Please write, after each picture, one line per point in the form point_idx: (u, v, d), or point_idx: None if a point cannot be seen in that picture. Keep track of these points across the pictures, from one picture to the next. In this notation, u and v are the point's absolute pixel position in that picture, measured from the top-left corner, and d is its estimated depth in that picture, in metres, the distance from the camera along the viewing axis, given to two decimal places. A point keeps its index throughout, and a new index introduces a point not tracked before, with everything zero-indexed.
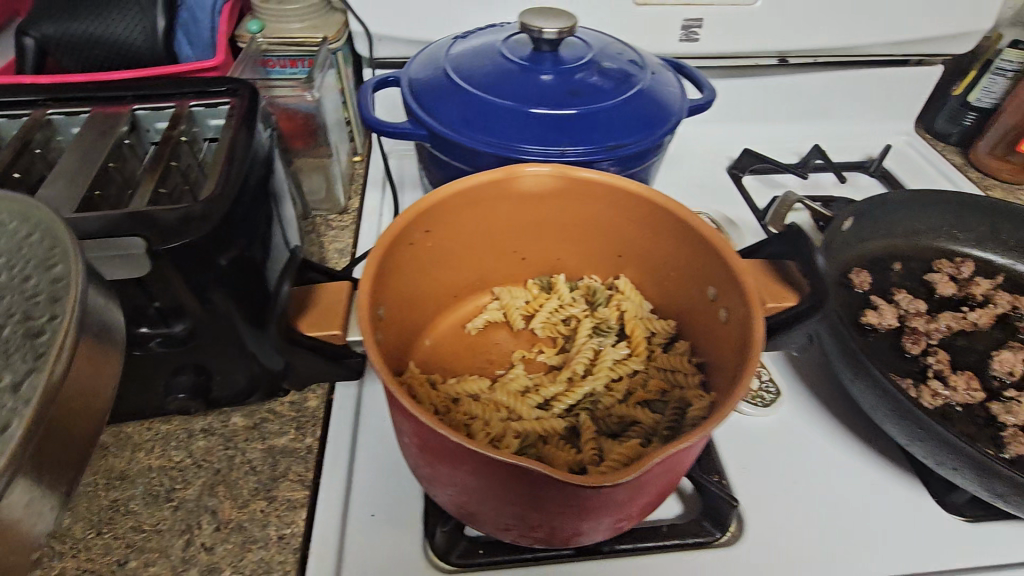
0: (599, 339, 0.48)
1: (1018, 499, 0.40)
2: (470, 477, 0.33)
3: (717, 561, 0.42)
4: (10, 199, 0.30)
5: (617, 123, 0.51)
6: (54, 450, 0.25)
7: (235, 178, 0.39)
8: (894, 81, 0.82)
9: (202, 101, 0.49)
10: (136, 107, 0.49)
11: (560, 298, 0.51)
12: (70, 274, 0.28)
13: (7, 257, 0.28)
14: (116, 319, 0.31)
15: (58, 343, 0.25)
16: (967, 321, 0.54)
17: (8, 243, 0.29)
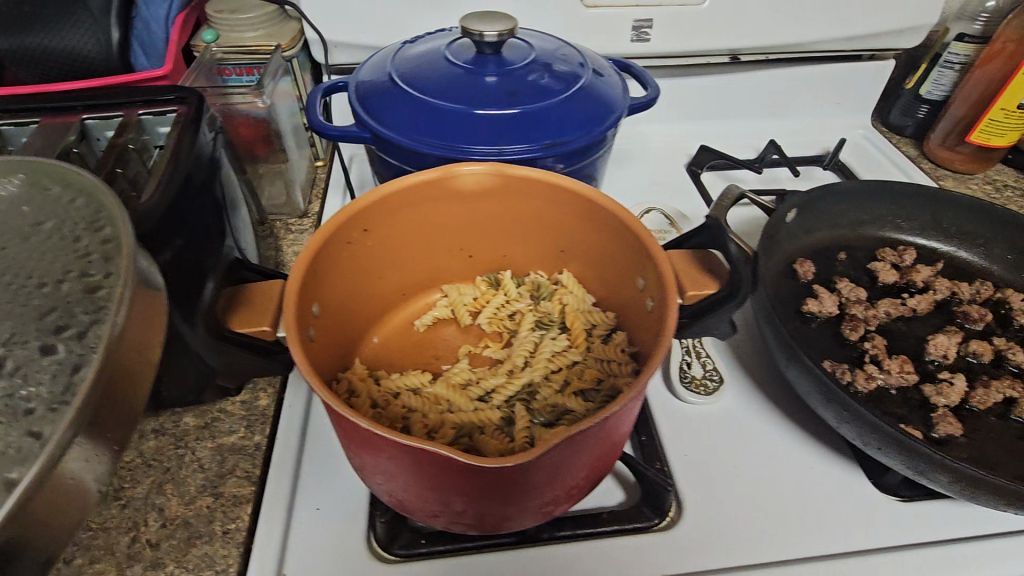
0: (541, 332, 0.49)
1: (938, 475, 0.41)
2: (393, 465, 0.34)
3: (655, 545, 0.43)
4: (61, 169, 0.33)
5: (557, 121, 0.52)
6: (118, 397, 0.27)
7: (174, 182, 0.39)
8: (847, 76, 0.83)
9: (150, 109, 0.50)
10: (84, 117, 0.50)
11: (506, 294, 0.52)
12: (118, 235, 0.31)
13: (61, 222, 0.32)
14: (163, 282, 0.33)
15: (115, 298, 0.28)
16: (906, 307, 0.55)
17: (60, 209, 0.32)
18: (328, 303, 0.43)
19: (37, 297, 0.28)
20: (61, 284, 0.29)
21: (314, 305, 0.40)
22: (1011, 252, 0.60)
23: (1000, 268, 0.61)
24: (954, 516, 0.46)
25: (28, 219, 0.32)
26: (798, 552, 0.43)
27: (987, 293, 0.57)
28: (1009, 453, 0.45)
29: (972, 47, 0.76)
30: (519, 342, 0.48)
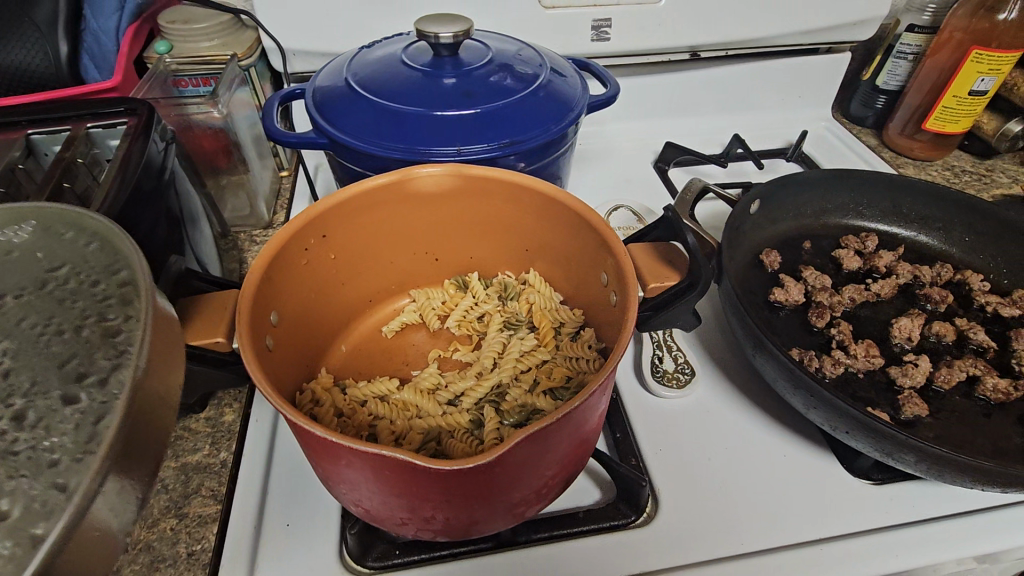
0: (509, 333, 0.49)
1: (905, 456, 0.42)
2: (355, 474, 0.33)
3: (632, 542, 0.43)
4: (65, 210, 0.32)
5: (516, 120, 0.52)
6: (145, 437, 0.25)
7: (119, 196, 0.38)
8: (805, 69, 0.85)
9: (100, 122, 0.48)
10: (30, 132, 0.48)
11: (474, 296, 0.52)
12: (136, 277, 0.30)
13: (71, 266, 0.31)
14: None
15: (136, 339, 0.28)
16: (869, 292, 0.56)
17: (68, 251, 0.31)
18: (288, 311, 0.42)
19: (57, 343, 0.28)
20: (80, 330, 0.28)
21: (272, 314, 0.39)
22: (969, 234, 0.61)
23: (960, 250, 0.62)
24: (926, 496, 0.46)
25: (43, 265, 0.31)
26: (775, 540, 0.43)
27: (947, 275, 0.58)
28: (975, 431, 0.46)
29: (923, 37, 0.78)
30: (488, 344, 0.48)
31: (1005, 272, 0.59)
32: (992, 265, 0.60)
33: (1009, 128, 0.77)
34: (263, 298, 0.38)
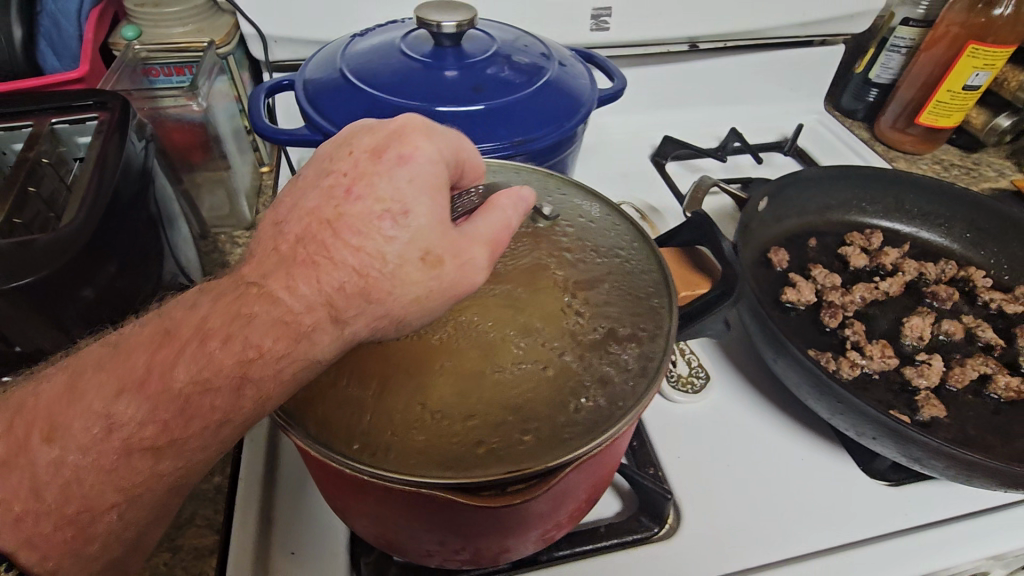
0: (534, 344, 0.30)
1: (933, 461, 0.41)
2: (377, 507, 0.31)
3: (657, 557, 0.41)
4: (411, 442, 0.27)
5: (525, 116, 0.49)
6: (381, 443, 0.27)
7: (386, 439, 0.27)
8: (800, 61, 0.84)
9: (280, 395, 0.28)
10: (54, 120, 0.44)
11: (493, 313, 0.31)
12: (383, 425, 0.27)
13: (396, 436, 0.27)
14: (381, 443, 0.27)
15: (377, 440, 0.27)
16: (879, 290, 0.55)
17: (393, 420, 0.27)
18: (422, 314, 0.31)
19: (410, 416, 0.28)
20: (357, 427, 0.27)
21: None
22: (969, 230, 0.62)
23: (962, 246, 0.62)
24: (944, 496, 0.46)
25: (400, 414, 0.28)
26: (800, 548, 0.42)
27: (952, 273, 0.58)
28: (989, 431, 0.46)
29: (917, 31, 0.78)
30: (508, 389, 0.29)
31: (1005, 269, 0.60)
32: (992, 261, 0.61)
33: (998, 123, 0.78)
34: (383, 393, 0.28)
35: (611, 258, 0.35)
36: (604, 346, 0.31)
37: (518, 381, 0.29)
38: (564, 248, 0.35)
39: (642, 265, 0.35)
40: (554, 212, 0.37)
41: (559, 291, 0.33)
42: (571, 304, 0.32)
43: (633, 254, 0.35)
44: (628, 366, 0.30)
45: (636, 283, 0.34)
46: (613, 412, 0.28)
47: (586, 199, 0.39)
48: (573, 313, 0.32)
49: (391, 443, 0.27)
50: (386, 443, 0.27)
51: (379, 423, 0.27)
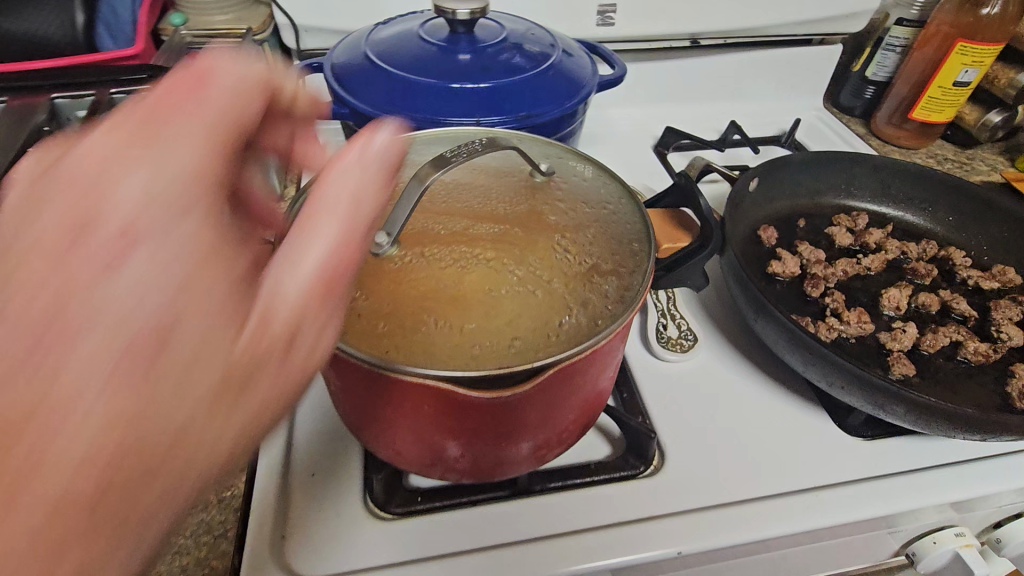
0: (527, 272, 0.35)
1: (894, 406, 0.44)
2: (388, 415, 0.36)
3: (640, 491, 0.45)
4: (420, 343, 0.31)
5: (529, 95, 0.54)
6: (393, 344, 0.31)
7: (398, 342, 0.31)
8: (799, 60, 0.88)
9: None
10: (113, 91, 0.50)
11: (493, 248, 0.36)
12: (394, 330, 0.32)
13: (407, 339, 0.32)
14: (393, 344, 0.31)
15: (389, 341, 0.31)
16: (861, 266, 0.59)
17: (404, 326, 0.32)
18: (429, 246, 0.36)
19: (421, 327, 0.32)
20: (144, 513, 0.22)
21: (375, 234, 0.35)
22: (950, 214, 0.65)
23: (944, 229, 0.65)
24: (918, 450, 0.49)
25: (410, 323, 0.32)
26: (775, 487, 0.46)
27: (932, 252, 0.61)
28: (958, 390, 0.49)
29: (911, 30, 0.81)
30: (504, 305, 0.33)
31: (984, 250, 0.63)
32: (973, 243, 0.64)
33: (989, 119, 0.81)
34: (396, 305, 0.33)
35: (599, 208, 0.40)
36: (588, 278, 0.35)
37: (512, 299, 0.34)
38: (559, 200, 0.40)
39: (626, 216, 0.39)
40: (551, 169, 0.42)
41: (552, 232, 0.37)
42: (561, 243, 0.37)
43: (619, 207, 0.40)
44: (608, 294, 0.34)
45: (620, 230, 0.38)
46: (591, 327, 0.32)
47: (580, 162, 0.43)
48: (562, 250, 0.36)
49: (402, 343, 0.31)
50: (397, 344, 0.31)
51: (389, 329, 0.32)
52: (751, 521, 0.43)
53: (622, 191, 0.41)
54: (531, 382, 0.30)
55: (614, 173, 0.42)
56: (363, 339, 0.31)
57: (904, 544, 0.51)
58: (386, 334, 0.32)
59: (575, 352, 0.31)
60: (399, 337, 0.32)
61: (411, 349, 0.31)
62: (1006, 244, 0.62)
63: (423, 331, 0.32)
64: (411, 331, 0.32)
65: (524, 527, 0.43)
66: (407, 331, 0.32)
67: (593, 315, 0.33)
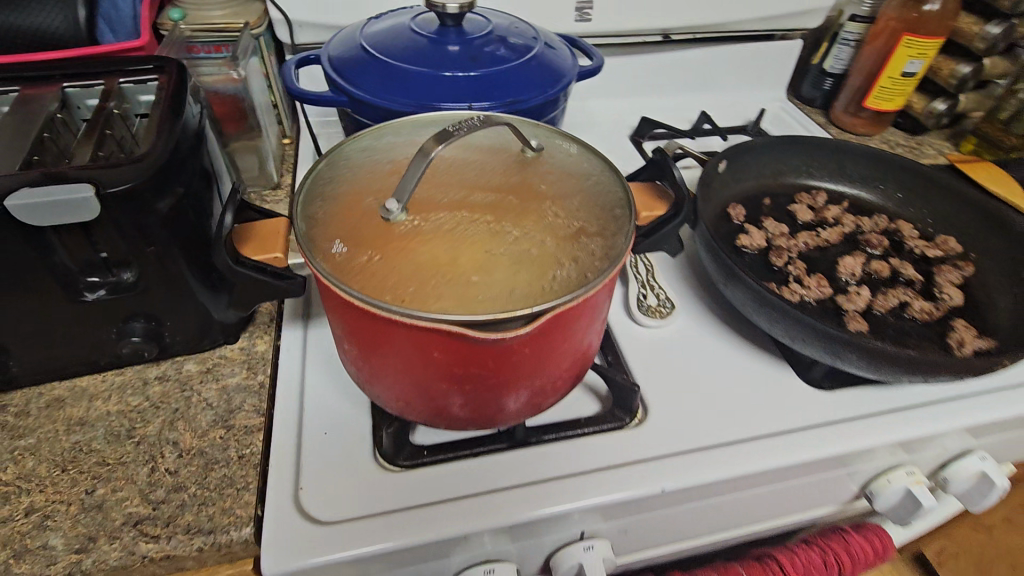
0: (524, 234, 0.39)
1: (849, 354, 0.50)
2: (400, 367, 0.40)
3: (626, 440, 0.50)
4: (432, 294, 0.35)
5: (516, 83, 0.58)
6: (407, 295, 0.35)
7: (412, 294, 0.35)
8: (763, 54, 0.95)
9: (331, 261, 0.36)
10: (122, 80, 0.53)
11: (492, 214, 0.40)
12: (408, 284, 0.36)
13: (420, 291, 0.35)
14: (408, 296, 0.35)
15: (405, 293, 0.35)
16: (820, 238, 0.65)
17: (417, 280, 0.36)
18: (434, 212, 0.40)
19: (431, 282, 0.36)
20: None
21: (385, 202, 0.39)
22: (900, 191, 0.71)
23: (895, 205, 0.72)
24: (872, 398, 0.54)
25: (422, 278, 0.36)
26: (746, 432, 0.51)
27: (884, 225, 0.68)
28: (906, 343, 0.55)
29: (863, 26, 0.88)
30: (505, 261, 0.37)
31: (930, 223, 0.69)
32: (920, 217, 0.70)
33: (935, 107, 0.89)
34: (408, 263, 0.37)
35: (586, 180, 0.44)
36: (578, 238, 0.39)
37: (512, 256, 0.38)
38: (549, 173, 0.44)
39: (610, 186, 0.44)
40: (540, 145, 0.46)
41: (544, 199, 0.42)
42: (553, 209, 0.41)
43: (603, 178, 0.44)
44: (596, 252, 0.39)
45: (605, 198, 0.43)
46: (582, 279, 0.37)
47: (566, 140, 0.48)
48: (554, 214, 0.41)
49: (416, 294, 0.35)
50: (411, 296, 0.35)
51: (403, 283, 0.36)
52: (723, 461, 0.48)
53: (606, 165, 0.45)
54: (530, 325, 0.34)
55: (598, 150, 0.46)
56: (381, 293, 0.35)
57: (862, 485, 0.56)
58: (400, 287, 0.36)
59: (568, 298, 0.35)
60: (413, 290, 0.35)
61: (423, 300, 0.35)
62: (949, 217, 0.68)
63: (434, 284, 0.36)
64: (423, 285, 0.36)
65: (520, 473, 0.47)
66: (419, 284, 0.36)
67: (584, 269, 0.37)
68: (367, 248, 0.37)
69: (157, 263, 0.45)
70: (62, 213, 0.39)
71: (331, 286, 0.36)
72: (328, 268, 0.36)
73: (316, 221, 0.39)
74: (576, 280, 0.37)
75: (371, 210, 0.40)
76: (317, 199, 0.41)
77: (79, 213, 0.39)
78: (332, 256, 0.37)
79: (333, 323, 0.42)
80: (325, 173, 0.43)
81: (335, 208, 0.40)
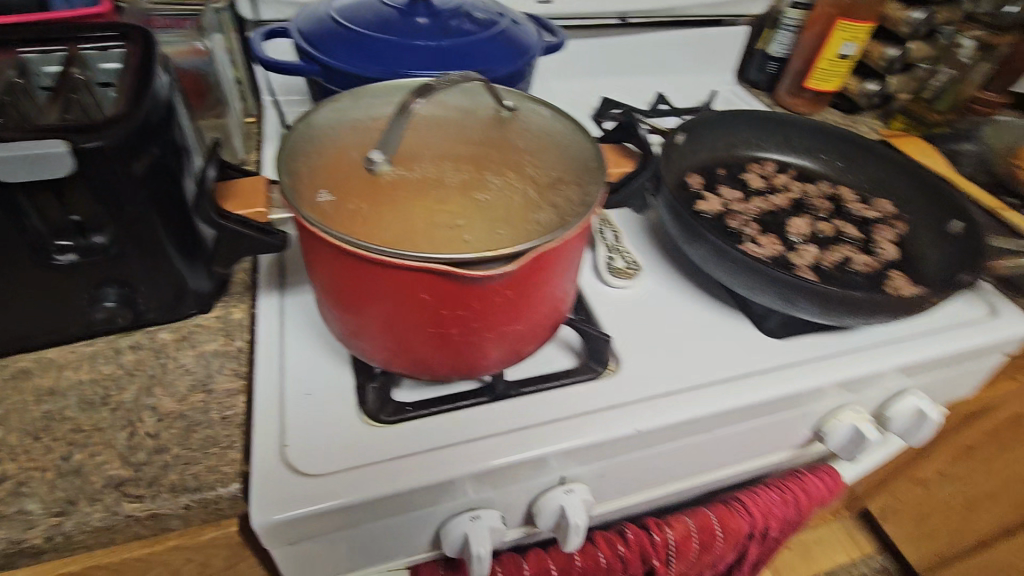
0: (503, 182, 0.41)
1: (800, 300, 0.54)
2: (385, 316, 0.41)
3: (603, 389, 0.52)
4: (419, 237, 0.37)
5: (485, 54, 0.61)
6: (395, 239, 0.37)
7: (399, 237, 0.37)
8: (713, 38, 1.00)
9: (318, 211, 0.38)
10: (83, 47, 0.51)
11: (472, 166, 0.42)
12: (394, 230, 0.37)
13: (407, 235, 0.37)
14: (396, 240, 0.36)
15: (392, 238, 0.36)
16: (770, 203, 0.70)
17: (403, 225, 0.37)
18: (415, 165, 0.41)
19: (417, 226, 0.37)
20: None
21: (369, 154, 0.40)
22: (840, 161, 0.77)
23: (837, 173, 0.77)
24: (822, 343, 0.59)
25: (408, 223, 0.37)
26: (711, 377, 0.54)
27: (828, 191, 0.73)
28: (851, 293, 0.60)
29: (802, 12, 0.95)
30: (487, 208, 0.39)
31: (868, 188, 0.75)
32: (859, 184, 0.76)
33: (867, 88, 0.96)
34: (393, 210, 0.38)
35: (558, 136, 0.46)
36: (554, 187, 0.42)
37: (493, 202, 0.40)
38: (523, 130, 0.46)
39: (581, 142, 0.46)
40: (514, 106, 0.48)
41: (520, 153, 0.44)
42: (529, 162, 0.43)
43: (575, 135, 0.47)
44: (572, 198, 0.41)
45: (577, 152, 0.45)
46: (559, 221, 0.39)
47: (538, 103, 0.50)
48: (530, 166, 0.43)
49: (402, 238, 0.37)
50: (398, 239, 0.36)
51: (390, 229, 0.37)
52: (691, 402, 0.51)
53: (577, 123, 0.48)
54: (513, 262, 0.36)
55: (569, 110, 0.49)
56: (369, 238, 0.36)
57: (816, 426, 0.61)
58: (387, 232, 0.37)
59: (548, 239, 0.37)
60: (400, 234, 0.37)
61: (410, 243, 0.36)
62: (884, 182, 0.74)
63: (420, 229, 0.37)
64: (409, 229, 0.37)
65: (503, 423, 0.48)
66: (405, 229, 0.37)
67: (561, 213, 0.40)
68: (352, 198, 0.39)
69: (132, 226, 0.44)
70: (35, 169, 0.38)
71: (319, 233, 0.37)
72: (316, 217, 0.37)
73: (300, 173, 0.40)
74: (554, 222, 0.39)
75: (355, 163, 0.41)
76: (299, 153, 0.42)
77: (53, 168, 0.38)
78: (318, 205, 0.38)
79: (317, 278, 0.43)
80: (304, 131, 0.44)
81: (317, 161, 0.41)
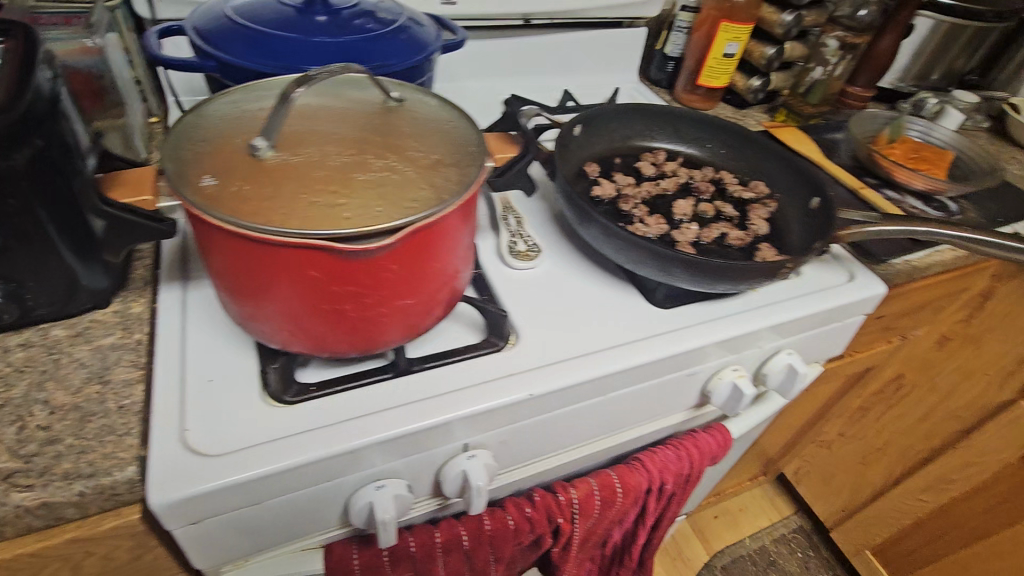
0: (385, 165, 0.44)
1: (677, 269, 0.60)
2: (276, 294, 0.43)
3: (501, 360, 0.56)
4: (301, 215, 0.39)
5: (382, 49, 0.63)
6: (277, 217, 0.39)
7: (281, 216, 0.39)
8: (615, 39, 1.07)
9: (203, 194, 0.39)
10: None
11: (357, 150, 0.45)
12: (277, 209, 0.39)
13: (289, 214, 0.39)
14: (278, 218, 0.39)
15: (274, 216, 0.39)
16: (659, 187, 0.76)
17: (286, 205, 0.39)
18: (301, 150, 0.43)
19: (299, 205, 0.39)
20: None
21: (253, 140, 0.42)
22: (723, 149, 0.85)
23: (721, 160, 0.85)
24: (703, 310, 0.65)
25: (291, 202, 0.40)
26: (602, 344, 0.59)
27: (712, 176, 0.80)
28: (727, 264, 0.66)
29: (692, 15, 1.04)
30: (368, 188, 0.42)
31: (747, 173, 0.83)
32: (740, 169, 0.84)
33: (752, 84, 1.04)
34: (277, 192, 0.40)
35: (443, 124, 0.50)
36: (435, 168, 0.45)
37: (374, 182, 0.42)
38: (409, 119, 0.49)
39: (465, 129, 0.50)
40: (402, 98, 0.51)
41: (405, 140, 0.47)
42: (413, 147, 0.46)
43: (459, 123, 0.50)
44: (451, 178, 0.44)
45: (460, 138, 0.49)
46: (437, 199, 0.42)
47: (427, 95, 0.53)
48: (414, 150, 0.46)
49: (285, 216, 0.39)
50: (280, 218, 0.39)
51: (273, 208, 0.39)
52: (582, 367, 0.56)
53: (462, 113, 0.51)
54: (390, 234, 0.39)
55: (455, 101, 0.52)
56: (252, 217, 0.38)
57: (703, 386, 0.67)
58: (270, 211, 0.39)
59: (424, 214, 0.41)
60: (283, 212, 0.39)
61: (293, 220, 0.39)
62: (761, 167, 0.82)
63: (303, 207, 0.39)
64: (291, 208, 0.39)
65: (404, 396, 0.51)
66: (288, 208, 0.39)
67: (439, 191, 0.43)
68: (237, 182, 0.41)
69: (15, 220, 0.44)
70: None
71: (203, 215, 0.39)
72: (200, 201, 0.39)
73: (186, 161, 0.42)
74: (432, 200, 0.42)
75: (241, 151, 0.43)
76: (186, 143, 0.43)
77: None
78: (203, 189, 0.40)
79: (210, 263, 0.44)
80: (193, 123, 0.45)
81: (204, 150, 0.43)
